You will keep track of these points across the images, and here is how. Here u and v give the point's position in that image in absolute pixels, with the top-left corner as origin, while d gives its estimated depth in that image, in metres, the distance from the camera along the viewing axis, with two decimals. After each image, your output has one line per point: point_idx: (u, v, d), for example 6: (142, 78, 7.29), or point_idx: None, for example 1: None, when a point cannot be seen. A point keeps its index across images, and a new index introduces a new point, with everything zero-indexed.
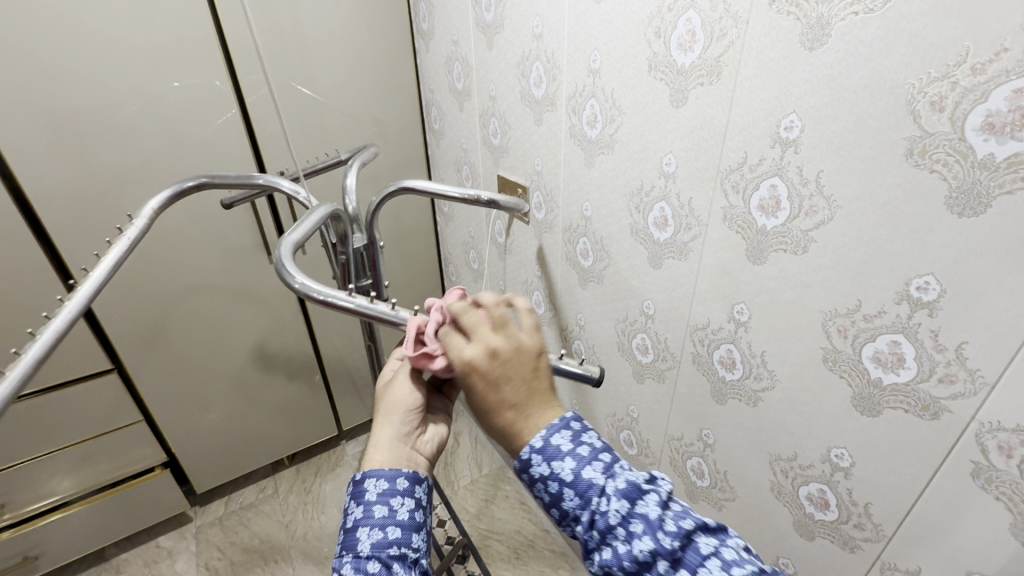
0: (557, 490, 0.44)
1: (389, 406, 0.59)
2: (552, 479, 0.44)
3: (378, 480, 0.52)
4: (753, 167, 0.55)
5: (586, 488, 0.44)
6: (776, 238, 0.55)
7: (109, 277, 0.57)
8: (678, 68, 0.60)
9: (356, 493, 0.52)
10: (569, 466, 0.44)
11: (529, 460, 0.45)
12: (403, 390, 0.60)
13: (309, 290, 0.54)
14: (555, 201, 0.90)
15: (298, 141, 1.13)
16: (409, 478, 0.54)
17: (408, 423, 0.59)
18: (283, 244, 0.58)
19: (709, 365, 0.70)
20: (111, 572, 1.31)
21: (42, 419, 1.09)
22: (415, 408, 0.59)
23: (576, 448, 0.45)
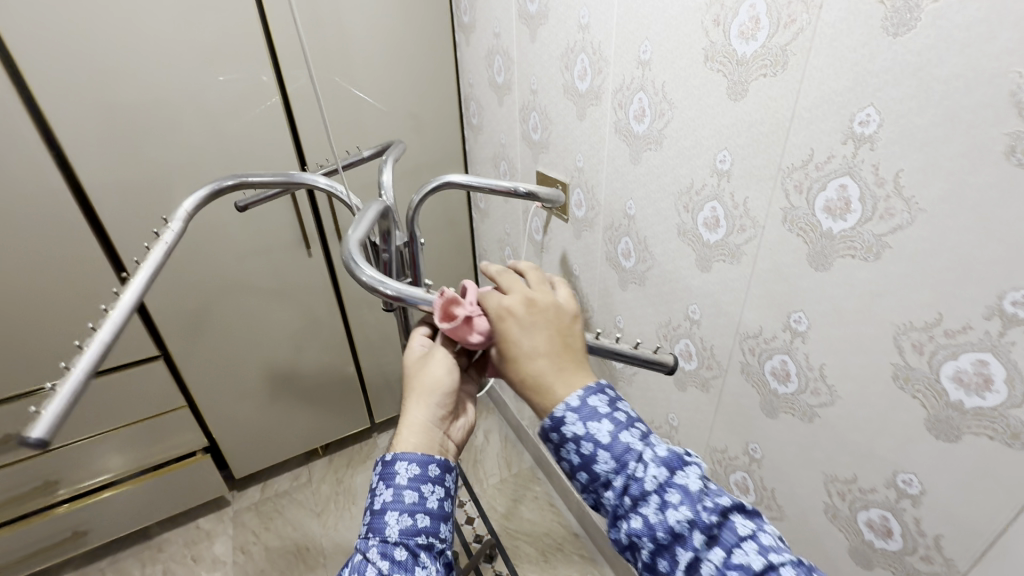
0: (590, 453, 0.48)
1: (423, 387, 0.60)
2: (586, 440, 0.48)
3: (410, 465, 0.52)
4: (820, 165, 0.51)
5: (622, 453, 0.47)
6: (843, 242, 0.51)
7: (149, 283, 0.58)
8: (738, 58, 0.56)
9: (386, 475, 0.52)
10: (606, 428, 0.48)
11: (564, 418, 0.49)
12: (436, 370, 0.60)
13: (389, 287, 0.54)
14: (596, 198, 0.87)
15: (339, 135, 1.13)
16: (440, 467, 0.54)
17: (443, 406, 0.59)
18: (346, 243, 0.57)
19: (759, 376, 0.66)
20: (153, 549, 1.36)
21: (94, 401, 1.14)
22: (447, 392, 0.60)
23: (613, 413, 0.49)
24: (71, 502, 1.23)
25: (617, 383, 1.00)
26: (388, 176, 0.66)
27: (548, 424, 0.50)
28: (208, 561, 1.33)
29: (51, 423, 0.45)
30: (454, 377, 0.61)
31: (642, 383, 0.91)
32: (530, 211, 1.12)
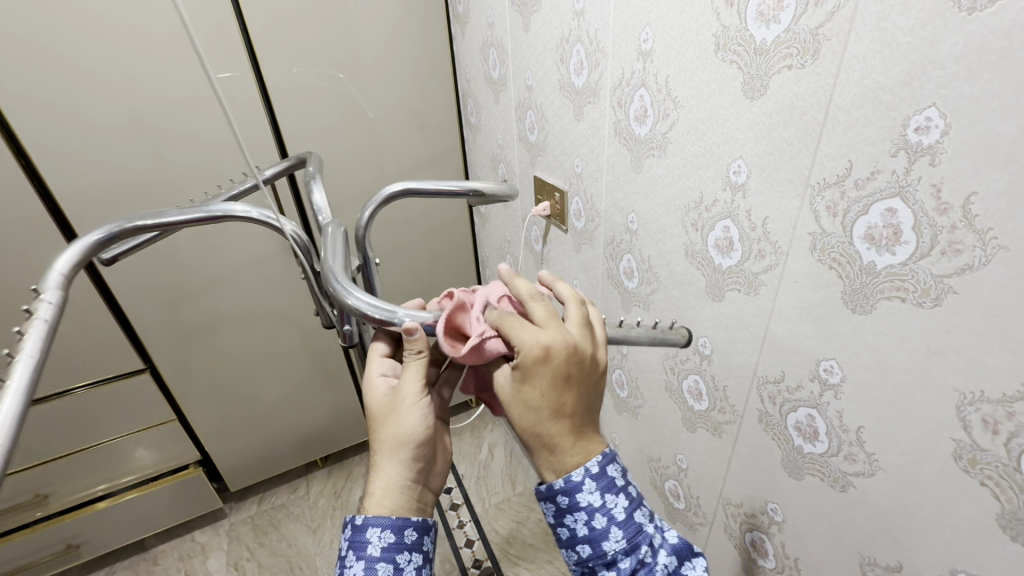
0: (601, 527, 0.47)
1: (394, 439, 0.51)
2: (601, 513, 0.47)
3: (383, 532, 0.48)
4: (861, 182, 0.40)
5: (636, 533, 0.47)
6: (889, 281, 0.40)
7: (35, 386, 0.34)
8: (756, 46, 0.45)
9: (356, 544, 0.48)
10: (622, 505, 0.48)
11: (581, 485, 0.47)
12: (408, 420, 0.50)
13: (404, 316, 0.46)
14: (596, 209, 0.77)
15: (325, 137, 1.05)
16: (417, 530, 0.50)
17: (417, 458, 0.51)
18: (333, 278, 0.47)
19: (780, 429, 0.55)
20: (148, 562, 1.33)
21: (78, 415, 1.10)
22: (423, 441, 0.51)
23: (627, 488, 0.49)
24: (60, 515, 1.20)
25: (620, 413, 0.90)
26: (322, 196, 0.57)
27: (558, 488, 0.47)
28: None
29: None
30: (429, 423, 0.51)
31: (648, 417, 0.81)
32: (529, 219, 1.02)
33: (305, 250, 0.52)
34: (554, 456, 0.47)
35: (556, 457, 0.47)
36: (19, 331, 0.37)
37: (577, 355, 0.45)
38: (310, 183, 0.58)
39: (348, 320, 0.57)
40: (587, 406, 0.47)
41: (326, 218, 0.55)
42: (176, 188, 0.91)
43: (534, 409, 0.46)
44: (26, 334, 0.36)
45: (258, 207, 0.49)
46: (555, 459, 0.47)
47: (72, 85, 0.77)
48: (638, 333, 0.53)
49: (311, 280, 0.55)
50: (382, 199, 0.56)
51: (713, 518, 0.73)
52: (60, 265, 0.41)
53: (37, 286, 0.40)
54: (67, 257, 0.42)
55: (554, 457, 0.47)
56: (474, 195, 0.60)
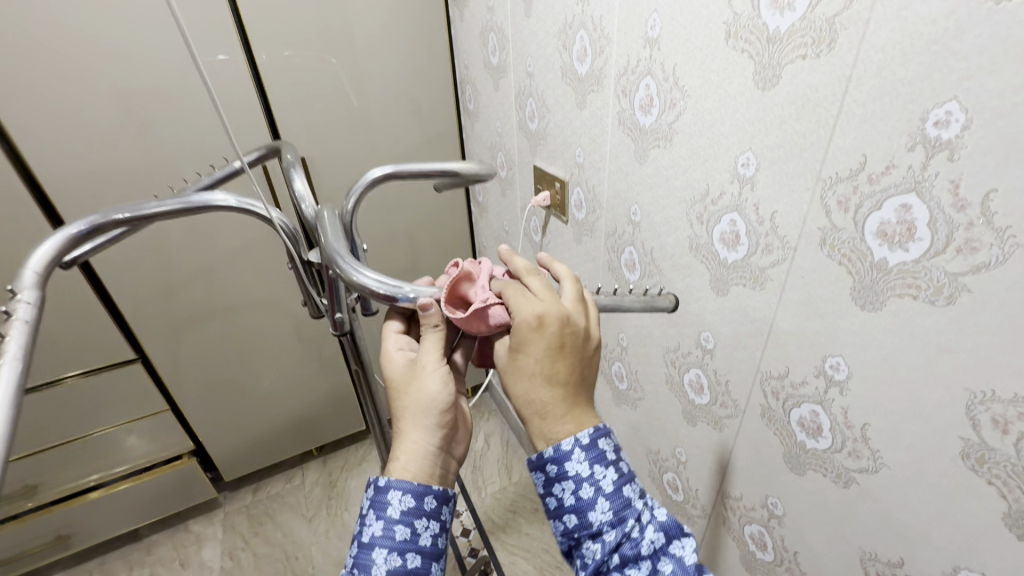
0: (588, 498, 0.45)
1: (417, 406, 0.51)
2: (587, 483, 0.45)
3: (404, 496, 0.48)
4: (876, 177, 0.39)
5: (623, 506, 0.44)
6: (901, 278, 0.39)
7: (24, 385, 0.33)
8: (770, 34, 0.43)
9: (376, 504, 0.48)
10: (610, 476, 0.45)
11: (571, 454, 0.45)
12: (430, 386, 0.51)
13: (410, 291, 0.47)
14: (598, 200, 0.76)
15: (320, 123, 1.03)
16: (438, 498, 0.50)
17: (440, 424, 0.51)
18: (336, 256, 0.47)
19: (783, 425, 0.55)
20: (142, 551, 1.32)
21: (69, 405, 1.08)
22: (445, 407, 0.51)
23: (617, 461, 0.46)
24: (53, 505, 1.19)
25: (619, 405, 0.89)
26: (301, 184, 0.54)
27: (548, 456, 0.46)
28: (196, 567, 1.29)
29: None
30: (451, 390, 0.52)
31: (647, 409, 0.80)
32: (528, 209, 1.01)
33: (292, 238, 0.52)
34: (547, 425, 0.47)
35: (549, 426, 0.47)
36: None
37: (570, 326, 0.47)
38: (291, 170, 0.56)
39: (341, 307, 0.57)
40: (579, 379, 0.48)
41: (311, 206, 0.53)
42: (165, 174, 0.88)
43: (529, 374, 0.47)
44: (6, 335, 0.35)
45: (241, 196, 0.48)
46: (548, 427, 0.47)
47: (56, 65, 0.74)
48: (632, 300, 0.56)
49: (298, 268, 0.55)
50: (365, 184, 0.56)
51: (711, 510, 0.73)
52: (33, 264, 0.40)
53: (12, 285, 0.38)
54: (40, 256, 0.40)
55: (547, 425, 0.47)
56: (456, 176, 0.60)
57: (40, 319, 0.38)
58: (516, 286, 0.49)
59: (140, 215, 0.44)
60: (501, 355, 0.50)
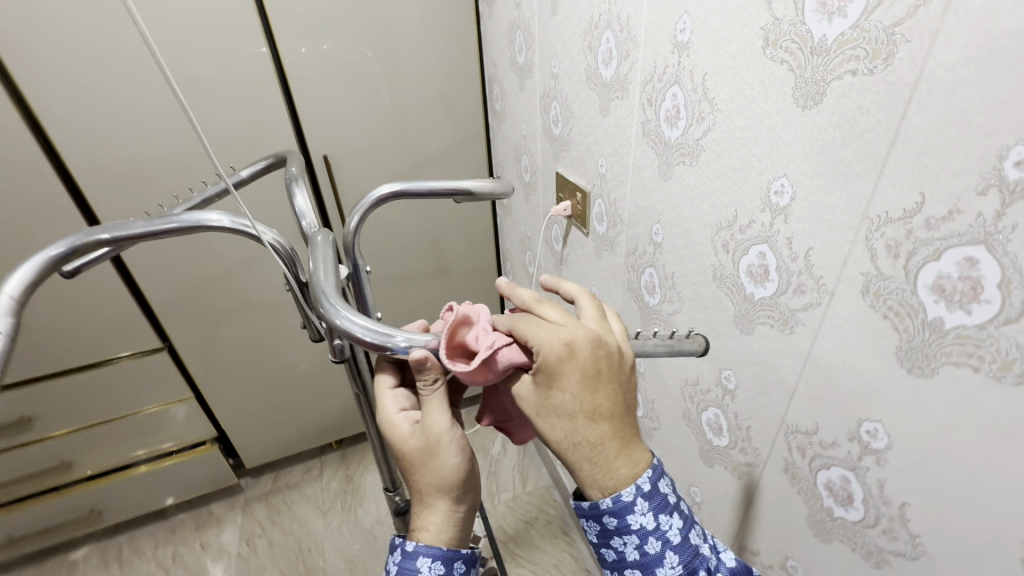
0: (654, 552, 0.39)
1: (437, 478, 0.44)
2: (654, 536, 0.38)
3: (434, 564, 0.43)
4: (934, 222, 0.32)
5: (693, 557, 0.39)
6: (958, 344, 0.33)
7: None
8: (814, 44, 0.37)
9: (403, 571, 0.43)
10: (677, 524, 0.39)
11: (632, 505, 0.38)
12: (446, 460, 0.44)
13: (404, 341, 0.38)
14: (620, 215, 0.70)
15: (344, 121, 1.01)
16: (467, 561, 0.45)
17: (465, 490, 0.45)
18: (321, 297, 0.40)
19: (809, 485, 0.49)
20: (167, 530, 1.37)
21: (99, 389, 1.11)
22: (469, 473, 0.45)
23: (682, 505, 0.40)
24: (91, 479, 1.25)
25: None
26: (302, 199, 0.51)
27: (605, 507, 0.38)
28: (214, 550, 1.33)
29: None
30: (471, 453, 0.45)
31: (662, 441, 0.75)
32: (550, 217, 0.96)
33: (287, 258, 0.47)
34: (599, 471, 0.38)
35: (603, 473, 0.38)
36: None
37: (602, 348, 0.38)
38: (292, 185, 0.52)
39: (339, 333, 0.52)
40: (629, 409, 0.38)
41: (310, 224, 0.49)
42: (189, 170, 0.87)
43: (568, 416, 0.37)
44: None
45: (232, 215, 0.45)
46: (602, 476, 0.38)
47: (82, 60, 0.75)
48: (655, 345, 0.45)
49: (295, 291, 0.51)
50: (370, 202, 0.51)
51: None
52: (8, 288, 0.37)
53: None
54: (18, 277, 0.37)
55: (598, 472, 0.38)
56: (473, 196, 0.54)
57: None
58: (527, 317, 0.39)
59: (125, 235, 0.42)
60: (527, 403, 0.40)
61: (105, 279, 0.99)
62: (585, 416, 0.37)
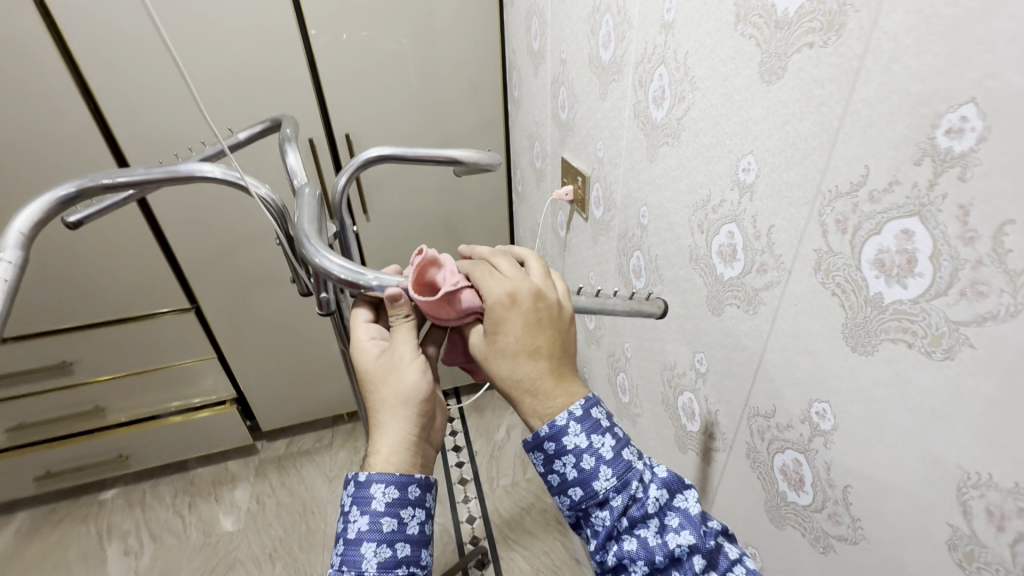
0: (590, 469, 0.40)
1: (395, 396, 0.46)
2: (588, 454, 0.40)
3: (387, 488, 0.43)
4: (877, 195, 0.32)
5: (626, 470, 0.40)
6: (895, 320, 0.32)
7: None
8: (778, 19, 0.37)
9: (358, 499, 0.43)
10: (609, 442, 0.40)
11: (565, 426, 0.40)
12: (408, 372, 0.46)
13: (375, 279, 0.42)
14: (614, 198, 0.71)
15: (366, 101, 1.05)
16: (421, 486, 0.45)
17: (421, 415, 0.46)
18: (304, 240, 0.43)
19: (767, 470, 0.48)
20: (186, 481, 1.46)
21: (131, 340, 1.20)
22: (426, 397, 0.47)
23: (614, 426, 0.42)
24: (126, 425, 1.34)
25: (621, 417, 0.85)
26: (294, 159, 0.56)
27: (543, 433, 0.41)
28: (226, 504, 1.40)
29: None
30: (430, 379, 0.47)
31: (645, 427, 0.75)
32: (556, 204, 0.97)
33: (275, 212, 0.52)
34: (537, 401, 0.41)
35: (541, 403, 0.41)
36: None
37: (543, 300, 0.42)
38: (284, 146, 0.57)
39: (324, 287, 0.57)
40: (566, 350, 0.43)
41: (299, 180, 0.54)
42: None
43: (510, 354, 0.41)
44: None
45: (225, 167, 0.50)
46: (543, 405, 0.41)
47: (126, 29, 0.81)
48: (616, 303, 0.49)
49: (285, 245, 0.55)
50: (358, 163, 0.56)
51: None
52: (19, 224, 0.42)
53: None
54: (27, 214, 0.43)
55: (539, 403, 0.41)
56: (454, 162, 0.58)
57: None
58: (484, 267, 0.44)
59: (124, 181, 0.47)
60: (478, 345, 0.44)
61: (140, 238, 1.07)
62: (524, 353, 0.41)
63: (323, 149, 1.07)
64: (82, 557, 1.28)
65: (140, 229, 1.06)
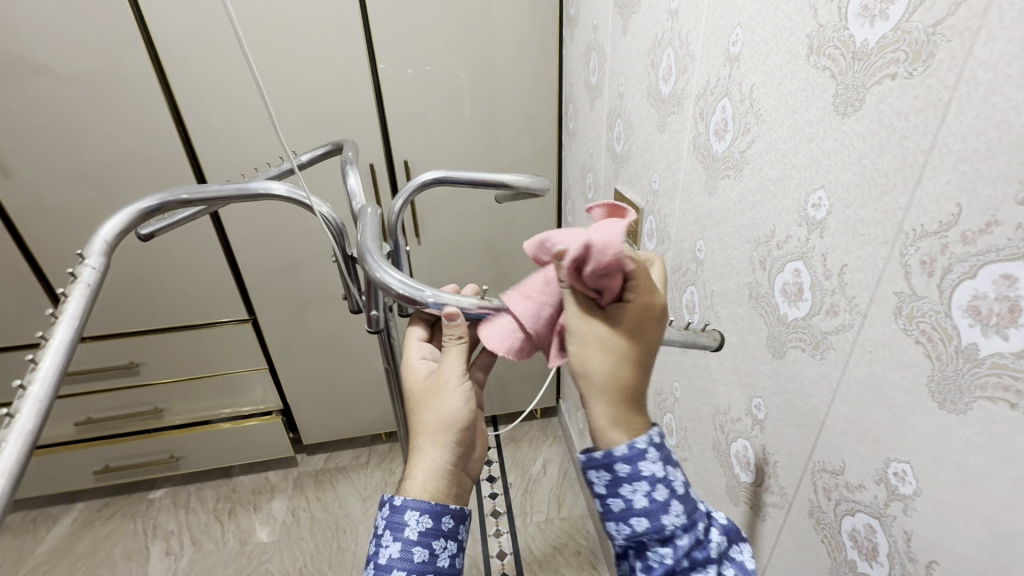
0: (662, 500, 0.38)
1: (433, 420, 0.45)
2: (662, 484, 0.38)
3: (422, 517, 0.42)
4: (974, 236, 0.29)
5: (694, 510, 0.39)
6: (993, 375, 0.29)
7: (76, 343, 0.37)
8: (856, 50, 0.35)
9: (392, 524, 0.42)
10: (681, 478, 0.39)
11: (648, 452, 0.38)
12: (451, 399, 0.45)
13: (432, 297, 0.40)
14: (667, 231, 0.69)
15: (425, 130, 1.09)
16: (455, 518, 0.44)
17: (459, 442, 0.46)
18: (366, 254, 0.44)
19: (833, 533, 0.44)
20: (228, 488, 1.50)
21: (193, 347, 1.26)
22: (466, 425, 0.46)
23: (681, 461, 0.40)
24: (180, 427, 1.40)
25: None
26: (354, 180, 0.58)
27: (619, 455, 0.38)
28: (264, 514, 1.43)
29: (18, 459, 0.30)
30: (473, 405, 0.46)
31: (693, 473, 0.71)
32: None
33: (335, 230, 0.54)
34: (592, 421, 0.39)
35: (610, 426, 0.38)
36: (64, 291, 0.40)
37: (638, 313, 0.37)
38: (344, 168, 0.60)
39: (376, 305, 0.58)
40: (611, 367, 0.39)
41: (358, 202, 0.56)
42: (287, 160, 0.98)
43: (587, 369, 0.37)
44: (68, 296, 0.40)
45: (291, 186, 0.53)
46: (604, 422, 0.38)
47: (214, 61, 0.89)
48: (670, 333, 0.47)
49: (341, 262, 0.57)
50: (414, 186, 0.58)
51: None
52: (103, 234, 0.45)
53: (83, 250, 0.44)
54: (112, 226, 0.46)
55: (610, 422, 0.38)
56: (506, 186, 0.59)
57: (100, 284, 0.42)
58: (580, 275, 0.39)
59: (200, 197, 0.51)
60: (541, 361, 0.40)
61: (210, 250, 1.14)
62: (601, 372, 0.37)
63: (382, 174, 1.12)
64: (128, 554, 1.33)
65: (211, 243, 1.13)
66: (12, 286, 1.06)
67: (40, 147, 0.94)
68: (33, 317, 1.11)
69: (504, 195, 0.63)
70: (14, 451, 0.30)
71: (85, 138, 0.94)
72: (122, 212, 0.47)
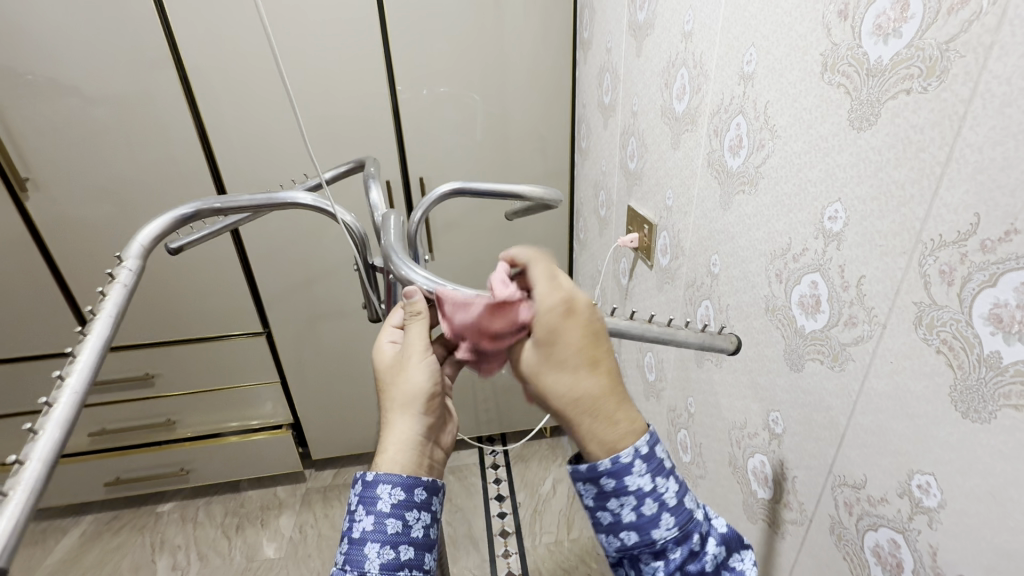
0: (651, 514, 0.39)
1: (400, 393, 0.45)
2: (650, 498, 0.39)
3: (393, 490, 0.42)
4: (994, 244, 0.29)
5: (687, 521, 0.40)
6: (1017, 382, 0.29)
7: (111, 339, 0.38)
8: (870, 67, 0.37)
9: (364, 497, 0.42)
10: (673, 489, 0.40)
11: (631, 466, 0.38)
12: (415, 372, 0.45)
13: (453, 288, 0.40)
14: (682, 246, 0.70)
15: (440, 148, 1.11)
16: (428, 489, 0.44)
17: (426, 415, 0.45)
18: (392, 255, 0.45)
19: (856, 550, 0.43)
20: (236, 502, 1.50)
21: (207, 359, 1.28)
22: (432, 398, 0.45)
23: (676, 472, 0.40)
24: (191, 440, 1.40)
25: None
26: (376, 194, 0.60)
27: (604, 468, 0.39)
28: (270, 530, 1.42)
29: (56, 445, 0.30)
30: (439, 380, 0.46)
31: (708, 490, 0.70)
32: (619, 251, 0.96)
33: (357, 240, 0.55)
34: (601, 425, 0.39)
35: (599, 425, 0.39)
36: (102, 290, 0.42)
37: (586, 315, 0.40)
38: (367, 182, 0.61)
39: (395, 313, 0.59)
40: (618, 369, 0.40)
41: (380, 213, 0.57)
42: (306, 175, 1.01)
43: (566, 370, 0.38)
44: (106, 294, 0.41)
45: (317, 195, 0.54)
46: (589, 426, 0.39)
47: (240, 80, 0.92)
48: (688, 335, 0.48)
49: (362, 271, 0.58)
50: (433, 197, 0.59)
51: None
52: (141, 238, 0.47)
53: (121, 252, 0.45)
54: (150, 230, 0.47)
55: (597, 425, 0.39)
56: (524, 198, 0.60)
57: (135, 285, 0.44)
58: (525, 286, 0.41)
59: (233, 205, 0.52)
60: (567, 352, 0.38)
61: (228, 263, 1.16)
62: (577, 373, 0.38)
63: (397, 190, 1.14)
64: (134, 568, 1.32)
65: (229, 257, 1.15)
66: (37, 297, 1.09)
67: (69, 162, 0.97)
68: (53, 329, 1.13)
69: (520, 207, 0.64)
70: (49, 439, 0.30)
71: (115, 153, 0.97)
72: (160, 217, 0.49)
